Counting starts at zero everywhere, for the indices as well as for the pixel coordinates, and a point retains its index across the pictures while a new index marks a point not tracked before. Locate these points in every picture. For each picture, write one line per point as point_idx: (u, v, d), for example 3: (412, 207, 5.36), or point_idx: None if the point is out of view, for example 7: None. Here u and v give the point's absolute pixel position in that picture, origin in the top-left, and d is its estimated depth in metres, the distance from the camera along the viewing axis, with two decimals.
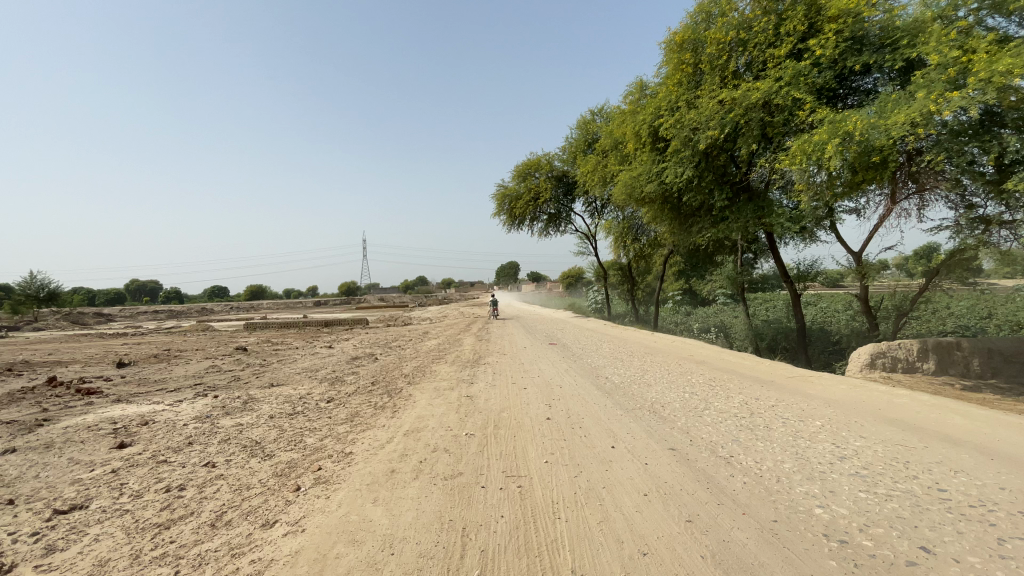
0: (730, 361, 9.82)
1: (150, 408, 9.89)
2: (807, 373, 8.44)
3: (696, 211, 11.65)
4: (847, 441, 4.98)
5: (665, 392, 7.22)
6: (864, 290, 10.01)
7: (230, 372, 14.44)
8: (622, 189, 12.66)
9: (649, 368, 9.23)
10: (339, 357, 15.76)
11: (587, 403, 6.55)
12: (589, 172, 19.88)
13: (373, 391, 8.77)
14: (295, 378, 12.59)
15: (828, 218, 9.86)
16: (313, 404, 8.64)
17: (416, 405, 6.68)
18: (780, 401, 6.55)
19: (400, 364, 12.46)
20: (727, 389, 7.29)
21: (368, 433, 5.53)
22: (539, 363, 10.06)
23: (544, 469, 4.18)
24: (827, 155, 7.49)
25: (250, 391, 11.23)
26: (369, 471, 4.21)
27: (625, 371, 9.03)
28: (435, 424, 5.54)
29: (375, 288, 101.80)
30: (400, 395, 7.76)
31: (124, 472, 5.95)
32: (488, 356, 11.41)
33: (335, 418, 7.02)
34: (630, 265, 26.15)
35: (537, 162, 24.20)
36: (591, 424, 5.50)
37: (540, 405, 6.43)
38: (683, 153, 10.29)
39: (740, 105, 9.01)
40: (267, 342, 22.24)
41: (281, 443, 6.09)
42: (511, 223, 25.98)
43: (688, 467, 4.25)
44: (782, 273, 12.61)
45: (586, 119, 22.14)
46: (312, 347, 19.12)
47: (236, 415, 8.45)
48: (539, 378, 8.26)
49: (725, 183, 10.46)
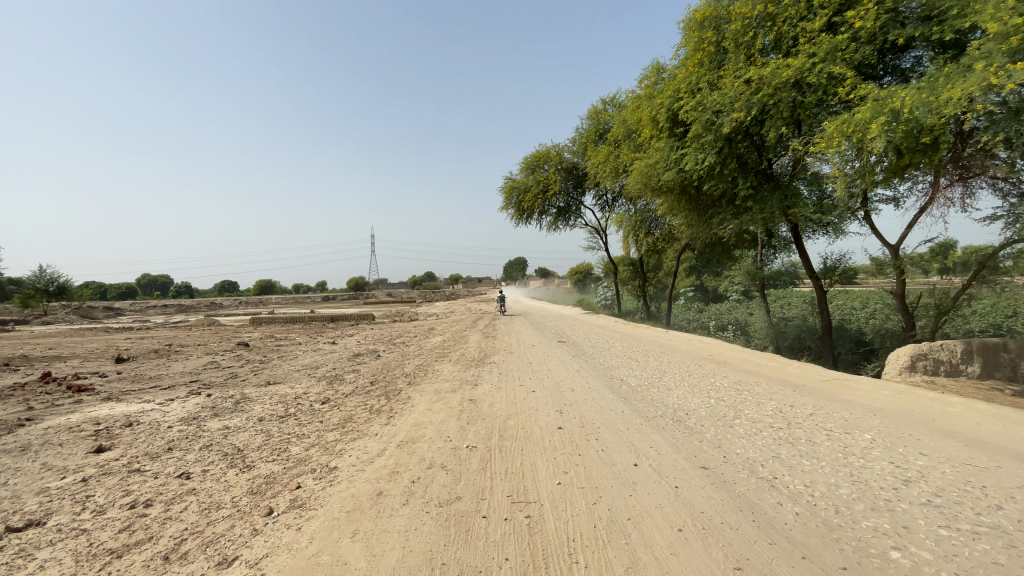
0: (755, 363, 9.11)
1: (139, 408, 9.40)
2: (842, 376, 7.71)
3: (716, 201, 10.92)
4: (908, 461, 4.28)
5: (689, 398, 6.54)
6: (900, 286, 9.24)
7: (228, 369, 13.97)
8: (637, 178, 11.92)
9: (667, 370, 8.56)
10: (340, 354, 15.22)
11: (602, 411, 5.89)
12: (601, 163, 19.17)
13: (371, 392, 8.19)
14: (294, 376, 12.07)
15: (862, 208, 9.09)
16: (307, 406, 8.07)
17: (414, 410, 6.06)
18: (819, 410, 5.87)
19: (401, 362, 11.84)
20: (757, 395, 6.60)
21: (358, 444, 4.93)
22: (549, 363, 9.42)
23: (556, 493, 3.56)
24: (870, 136, 6.74)
25: (245, 390, 10.69)
26: (353, 493, 3.61)
27: (642, 373, 8.38)
28: (433, 433, 4.93)
29: (382, 284, 101.74)
30: (397, 397, 7.15)
31: (94, 482, 5.40)
32: (494, 354, 10.80)
33: (326, 423, 6.42)
34: (641, 260, 25.41)
35: (546, 154, 23.48)
36: (609, 436, 4.86)
37: (550, 411, 5.79)
38: (704, 138, 9.56)
39: (769, 84, 8.27)
40: (270, 338, 21.81)
41: (264, 451, 5.51)
42: (519, 217, 25.32)
43: (728, 494, 3.61)
44: (808, 268, 11.84)
45: (597, 109, 21.37)
46: (314, 344, 18.61)
47: (224, 417, 7.90)
48: (548, 380, 7.62)
49: (749, 171, 9.72)
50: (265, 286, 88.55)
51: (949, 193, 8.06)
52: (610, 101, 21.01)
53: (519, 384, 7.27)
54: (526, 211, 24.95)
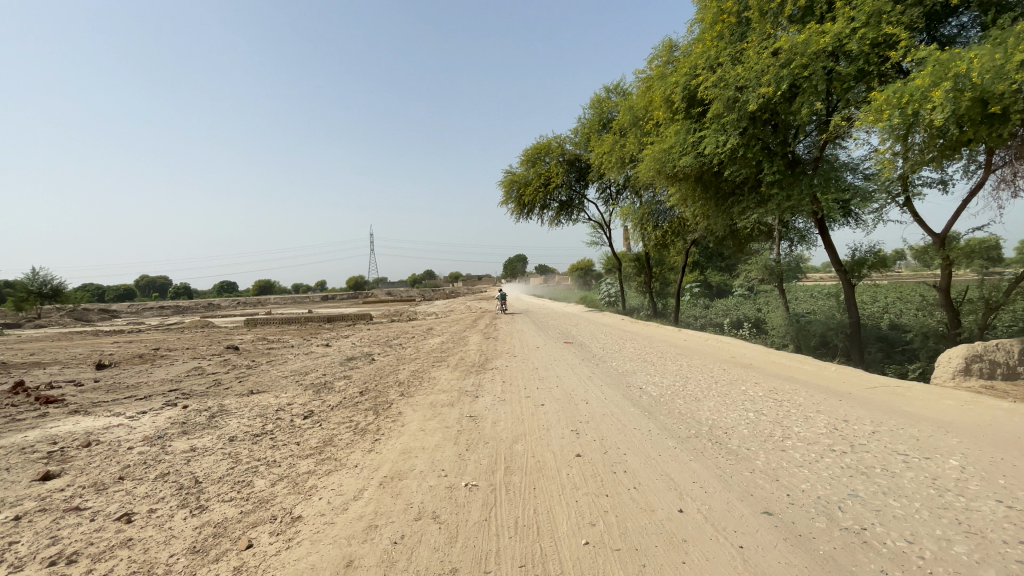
0: (784, 366, 8.25)
1: (105, 423, 8.49)
2: (891, 382, 6.81)
3: (735, 189, 10.05)
4: (1021, 499, 3.40)
5: (725, 412, 5.63)
6: (946, 279, 8.35)
7: (212, 376, 13.04)
8: (649, 166, 11.00)
9: (690, 376, 7.66)
10: (332, 357, 14.31)
11: (626, 430, 5.00)
12: (605, 153, 18.25)
13: (358, 405, 7.29)
14: (280, 384, 11.16)
15: (903, 193, 8.19)
16: (288, 421, 7.17)
17: (405, 430, 5.15)
18: (881, 427, 4.98)
19: (396, 367, 10.93)
20: (802, 408, 5.70)
21: (335, 479, 4.03)
22: (555, 368, 8.54)
23: (584, 560, 2.67)
24: (928, 104, 5.84)
25: (225, 401, 9.78)
26: (314, 563, 2.72)
27: (661, 380, 7.48)
28: (425, 465, 4.05)
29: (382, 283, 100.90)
30: (387, 412, 6.23)
31: (20, 523, 4.50)
32: (496, 358, 9.89)
33: (303, 445, 5.50)
34: (647, 255, 24.49)
35: (547, 145, 22.55)
36: (640, 468, 3.97)
37: (564, 431, 4.90)
38: (726, 118, 8.62)
39: (803, 54, 7.34)
40: (262, 340, 20.90)
41: (226, 485, 4.62)
42: (519, 212, 24.39)
43: (811, 559, 2.70)
44: (836, 261, 10.93)
45: (601, 97, 20.42)
46: (307, 347, 17.70)
47: (193, 436, 6.98)
48: (559, 391, 6.72)
49: (775, 155, 8.81)
50: (264, 286, 87.66)
51: (1005, 174, 7.18)
52: (613, 89, 20.07)
53: (526, 396, 6.37)
54: (527, 206, 24.02)
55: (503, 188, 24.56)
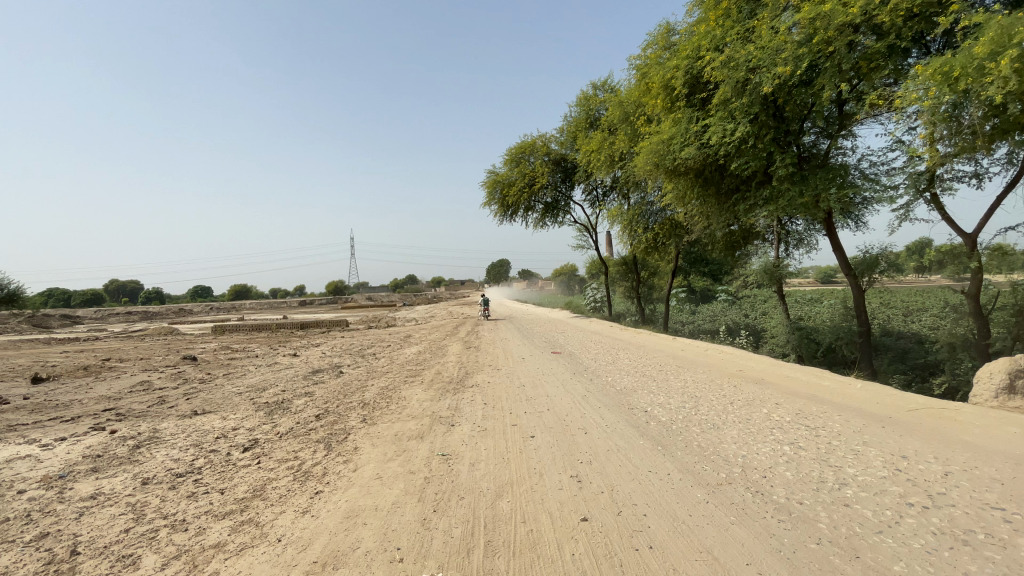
0: (800, 382, 7.33)
1: (8, 455, 7.10)
2: (933, 403, 5.89)
3: (738, 185, 9.14)
4: None
5: (756, 447, 4.61)
6: (976, 286, 7.66)
7: (159, 392, 11.61)
8: (645, 160, 10.02)
9: (699, 396, 6.66)
10: (296, 370, 12.99)
11: (639, 475, 3.95)
12: (593, 151, 17.34)
13: (311, 434, 6.09)
14: (233, 403, 9.85)
15: (931, 188, 7.36)
16: (224, 455, 5.94)
17: (358, 477, 4.01)
18: (955, 468, 4.00)
19: (364, 382, 9.72)
20: (847, 441, 4.72)
21: (245, 563, 2.88)
22: (543, 385, 7.47)
23: None
24: (986, 78, 5.07)
25: (162, 425, 8.44)
26: None
27: (668, 401, 6.46)
28: (374, 542, 2.93)
29: (362, 288, 98.82)
30: (342, 448, 5.07)
31: None
32: (478, 372, 8.77)
33: (228, 495, 4.31)
34: (635, 259, 23.64)
35: (532, 144, 21.57)
36: (669, 541, 2.91)
37: (561, 478, 3.82)
38: (735, 104, 7.69)
39: (825, 27, 6.45)
40: (225, 350, 19.37)
41: (107, 561, 3.41)
42: (502, 214, 23.33)
43: None
44: (846, 264, 10.10)
45: (587, 94, 19.54)
46: (272, 357, 16.29)
47: (105, 475, 5.70)
48: (551, 417, 5.63)
49: (788, 145, 7.90)
50: (240, 291, 84.91)
51: None
52: (601, 86, 19.20)
53: (513, 424, 5.28)
54: (511, 207, 22.98)
55: (485, 189, 23.47)
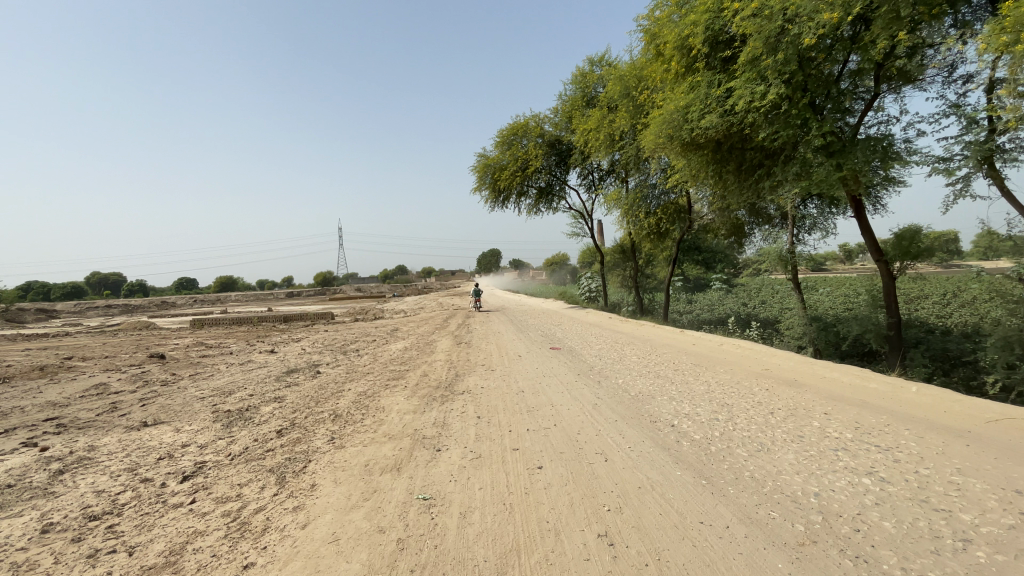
0: (841, 383, 6.39)
1: None
2: (1016, 414, 4.92)
3: (761, 160, 8.10)
4: None
5: (828, 482, 3.60)
6: None
7: (113, 397, 10.40)
8: (656, 132, 8.93)
9: (731, 403, 5.64)
10: (270, 370, 11.85)
11: (689, 528, 2.93)
12: (591, 131, 16.20)
13: (267, 459, 4.99)
14: (192, 411, 8.69)
15: (992, 160, 6.40)
16: (157, 487, 4.84)
17: (306, 541, 2.93)
18: None
19: (340, 386, 8.59)
20: (939, 470, 3.73)
21: None
22: (545, 390, 6.44)
23: None
24: None
25: (104, 440, 7.29)
26: None
27: (696, 410, 5.43)
28: None
29: (351, 279, 96.98)
30: (298, 483, 3.99)
31: None
32: (469, 375, 7.66)
33: (135, 560, 3.22)
34: (633, 246, 22.59)
35: (524, 125, 20.35)
36: None
37: (586, 539, 2.80)
38: (766, 62, 6.61)
39: None
40: (198, 346, 18.06)
41: None
42: (494, 200, 22.14)
43: None
44: (877, 250, 9.14)
45: (583, 70, 18.35)
46: (245, 355, 15.08)
47: (4, 514, 4.58)
48: (562, 435, 4.59)
49: (826, 111, 6.86)
50: (225, 282, 82.62)
51: None
52: (598, 62, 18.02)
53: (514, 448, 4.22)
54: (502, 193, 21.80)
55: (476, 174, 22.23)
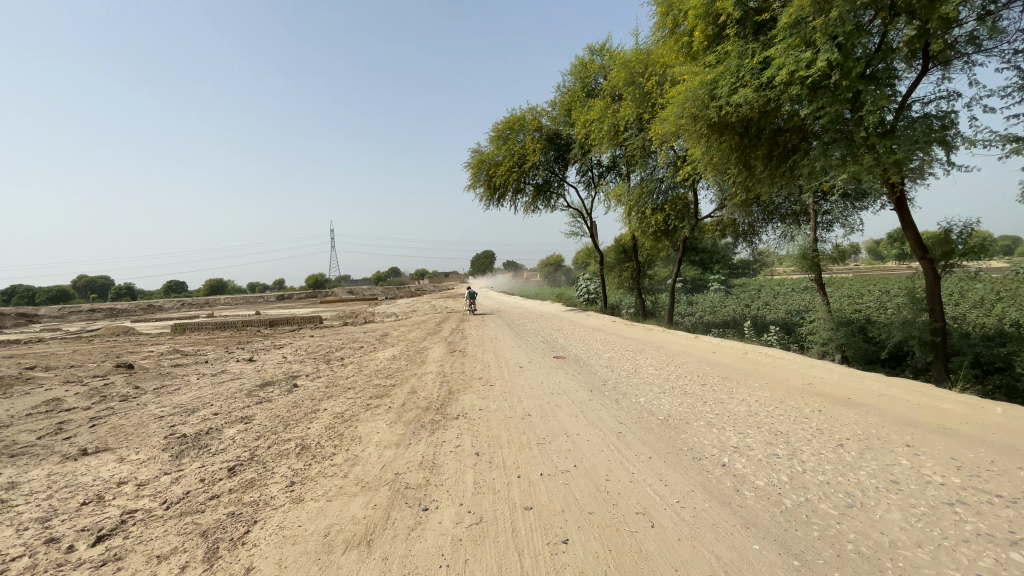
0: (906, 403, 5.39)
1: None
2: None
3: (796, 144, 7.12)
4: None
5: (969, 563, 2.59)
6: None
7: (62, 416, 9.17)
8: (678, 112, 7.95)
9: (786, 432, 4.62)
10: (242, 383, 10.70)
11: None
12: (593, 122, 15.18)
13: (208, 513, 3.89)
14: (146, 434, 7.52)
15: None
16: (62, 551, 3.72)
17: None
18: None
19: (316, 405, 7.47)
20: None
21: None
22: (556, 413, 5.41)
23: None
24: None
25: (31, 473, 6.13)
26: None
27: (746, 442, 4.39)
28: None
29: (342, 280, 95.46)
30: (233, 560, 2.90)
31: None
32: (466, 392, 6.57)
33: None
34: (636, 246, 21.57)
35: (521, 119, 19.29)
36: None
37: None
38: (814, 23, 5.60)
39: None
40: (171, 355, 16.76)
41: None
42: (489, 197, 21.05)
43: None
44: (920, 245, 8.19)
45: (583, 60, 17.32)
46: (220, 365, 13.87)
47: None
48: (589, 484, 3.53)
49: (880, 84, 5.88)
50: (214, 285, 80.84)
51: None
52: (598, 50, 17.01)
53: (526, 508, 3.16)
54: (498, 190, 20.73)
55: (470, 170, 21.12)
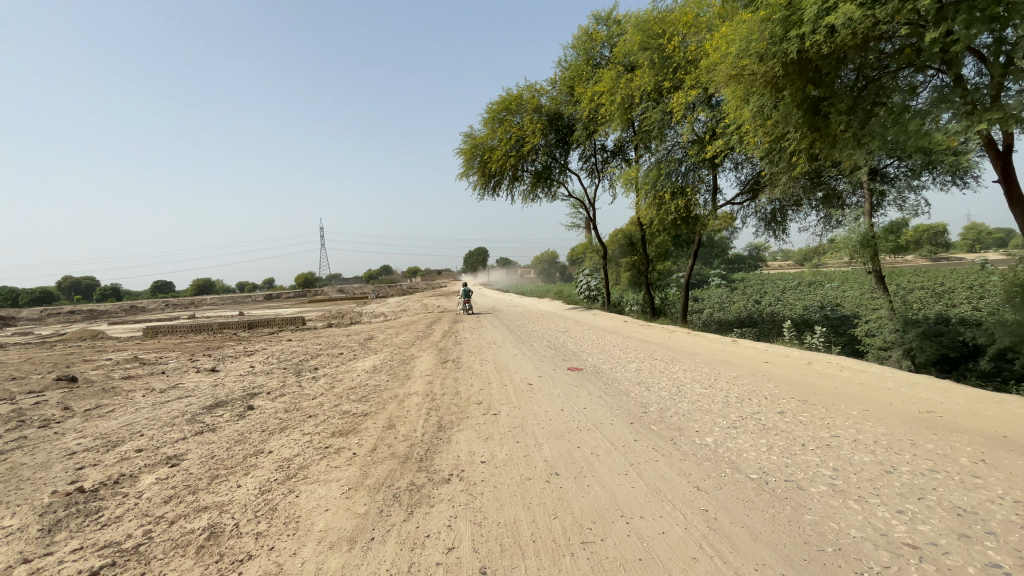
0: None
1: None
2: None
3: (891, 95, 5.48)
4: None
5: None
6: None
7: None
8: (739, 50, 6.27)
9: (974, 514, 2.90)
10: (191, 403, 8.81)
11: None
12: (603, 96, 13.45)
13: None
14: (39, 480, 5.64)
15: None
16: None
17: None
18: None
19: (265, 441, 5.66)
20: None
21: None
22: (597, 468, 3.68)
23: None
24: None
25: None
26: None
27: (927, 538, 2.66)
28: None
29: (332, 279, 93.17)
30: None
31: None
32: (462, 429, 4.79)
33: None
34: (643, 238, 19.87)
35: (518, 98, 17.49)
36: None
37: None
38: None
39: None
40: (126, 365, 14.72)
41: None
42: (484, 185, 19.22)
43: None
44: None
45: (587, 30, 15.57)
46: (176, 377, 11.88)
47: None
48: None
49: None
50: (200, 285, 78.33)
51: None
52: (604, 18, 15.30)
53: None
54: (493, 178, 18.89)
55: (463, 155, 19.27)
